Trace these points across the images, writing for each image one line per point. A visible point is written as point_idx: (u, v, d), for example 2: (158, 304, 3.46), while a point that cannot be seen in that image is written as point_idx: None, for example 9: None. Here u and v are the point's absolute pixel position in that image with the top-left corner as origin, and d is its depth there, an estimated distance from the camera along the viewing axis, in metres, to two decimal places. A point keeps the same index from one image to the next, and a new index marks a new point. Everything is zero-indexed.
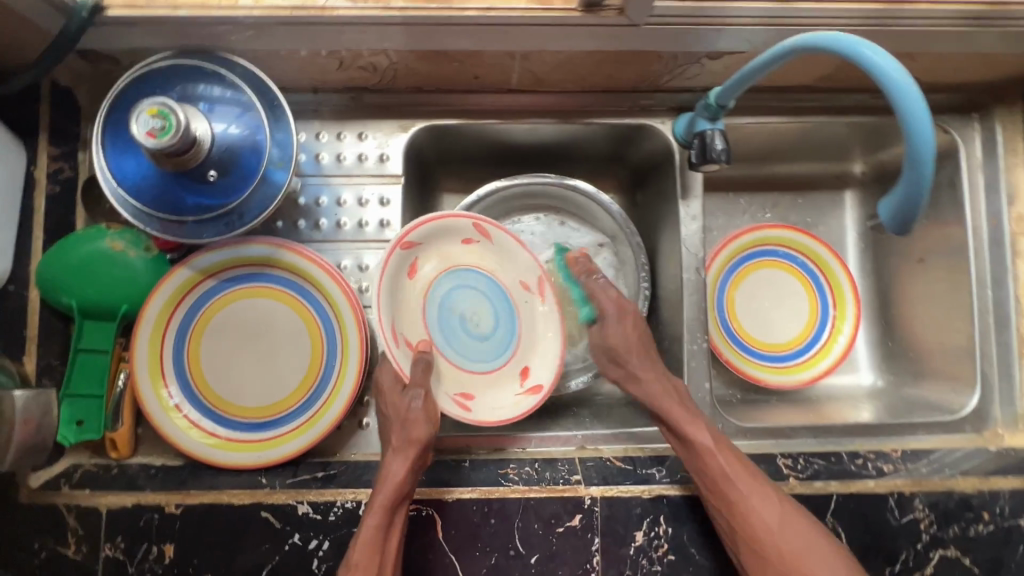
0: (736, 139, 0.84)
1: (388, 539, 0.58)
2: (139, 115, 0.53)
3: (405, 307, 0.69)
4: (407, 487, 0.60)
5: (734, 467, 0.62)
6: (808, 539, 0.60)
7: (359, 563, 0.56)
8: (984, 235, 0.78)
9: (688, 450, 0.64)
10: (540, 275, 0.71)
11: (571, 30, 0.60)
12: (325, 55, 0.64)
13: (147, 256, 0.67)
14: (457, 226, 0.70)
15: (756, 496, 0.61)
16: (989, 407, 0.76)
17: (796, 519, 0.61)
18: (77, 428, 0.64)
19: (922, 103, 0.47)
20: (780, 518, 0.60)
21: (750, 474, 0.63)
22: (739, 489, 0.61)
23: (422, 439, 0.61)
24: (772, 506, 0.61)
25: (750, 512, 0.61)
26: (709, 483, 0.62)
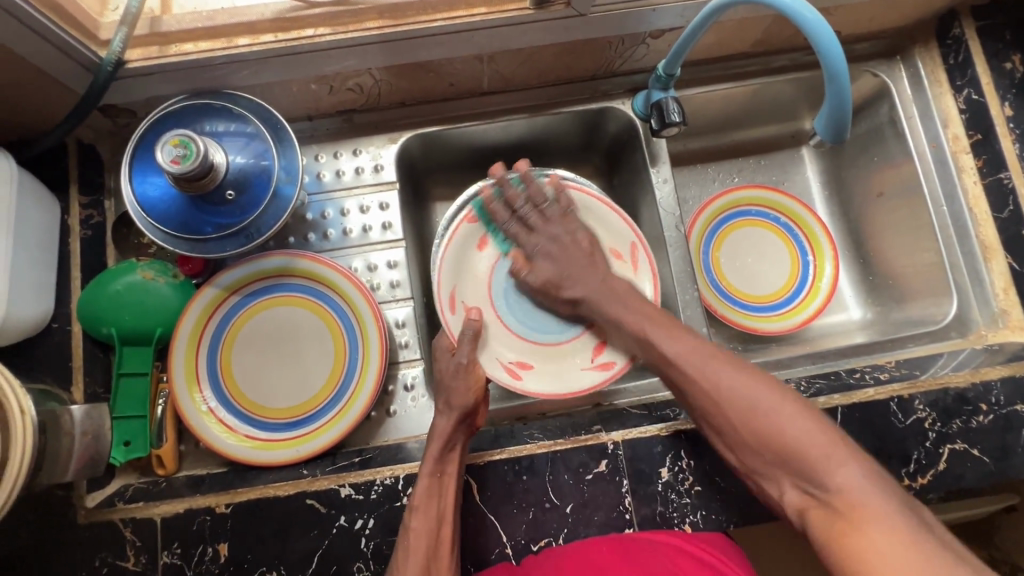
0: (692, 112, 0.93)
1: (443, 485, 0.64)
2: (163, 147, 0.61)
3: (473, 276, 0.80)
4: (455, 440, 0.67)
5: (705, 361, 0.62)
6: (792, 418, 0.55)
7: (419, 505, 0.62)
8: (929, 158, 0.85)
9: (654, 353, 0.66)
10: (633, 242, 0.80)
11: (528, 26, 0.69)
12: (317, 82, 0.73)
13: (175, 282, 0.74)
14: (543, 195, 0.82)
15: (737, 386, 0.59)
16: (968, 312, 0.81)
17: (787, 396, 0.58)
18: (125, 448, 0.68)
19: (825, 28, 0.56)
20: (766, 405, 0.57)
21: (725, 362, 0.61)
22: (708, 375, 0.61)
23: (466, 402, 0.68)
24: (754, 391, 0.58)
25: (727, 398, 0.59)
26: (681, 382, 0.63)
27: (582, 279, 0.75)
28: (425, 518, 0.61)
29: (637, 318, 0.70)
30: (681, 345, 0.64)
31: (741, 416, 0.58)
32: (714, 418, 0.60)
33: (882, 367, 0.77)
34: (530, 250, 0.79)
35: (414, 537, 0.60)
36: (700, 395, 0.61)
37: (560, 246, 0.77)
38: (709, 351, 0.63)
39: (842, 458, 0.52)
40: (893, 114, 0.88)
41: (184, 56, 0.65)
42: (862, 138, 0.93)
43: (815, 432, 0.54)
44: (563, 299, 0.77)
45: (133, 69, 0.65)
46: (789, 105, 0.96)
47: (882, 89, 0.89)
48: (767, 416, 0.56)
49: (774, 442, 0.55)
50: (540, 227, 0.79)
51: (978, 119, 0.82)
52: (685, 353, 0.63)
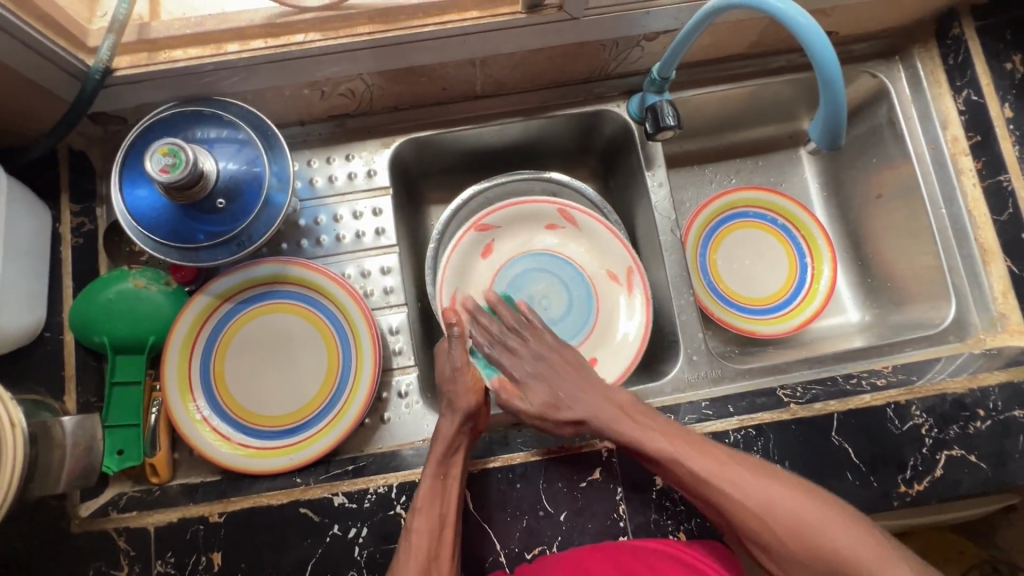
0: (689, 113, 0.92)
1: (446, 488, 0.63)
2: (152, 155, 0.60)
3: (474, 282, 0.82)
4: (461, 442, 0.66)
5: (729, 471, 0.59)
6: (835, 526, 0.55)
7: (423, 507, 0.62)
8: (928, 160, 0.84)
9: (672, 470, 0.61)
10: (630, 266, 0.81)
11: (520, 30, 0.68)
12: (308, 87, 0.72)
13: (168, 290, 0.74)
14: (545, 212, 0.83)
15: (763, 488, 0.58)
16: (967, 315, 0.81)
17: (813, 504, 0.57)
18: (119, 457, 0.68)
19: (818, 34, 0.56)
20: (801, 511, 0.56)
21: (747, 469, 0.60)
22: (726, 474, 0.59)
23: (469, 406, 0.67)
24: (786, 500, 0.57)
25: (763, 509, 0.57)
26: (708, 495, 0.60)
27: (580, 401, 0.67)
28: (428, 519, 0.61)
29: (636, 429, 0.64)
30: (706, 460, 0.60)
31: (784, 528, 0.56)
32: (757, 536, 0.57)
33: (879, 372, 0.76)
34: (519, 374, 0.71)
35: (416, 537, 0.60)
36: (729, 505, 0.58)
37: (548, 364, 0.71)
38: (735, 461, 0.60)
39: (890, 565, 0.52)
40: (892, 115, 0.87)
41: (173, 63, 0.64)
42: (861, 139, 0.92)
43: (862, 539, 0.54)
44: (564, 422, 0.67)
45: (122, 77, 0.64)
46: (787, 105, 0.96)
47: (880, 90, 0.88)
48: (811, 526, 0.55)
49: (823, 553, 0.54)
50: (528, 343, 0.73)
51: (977, 120, 0.81)
52: (709, 465, 0.60)
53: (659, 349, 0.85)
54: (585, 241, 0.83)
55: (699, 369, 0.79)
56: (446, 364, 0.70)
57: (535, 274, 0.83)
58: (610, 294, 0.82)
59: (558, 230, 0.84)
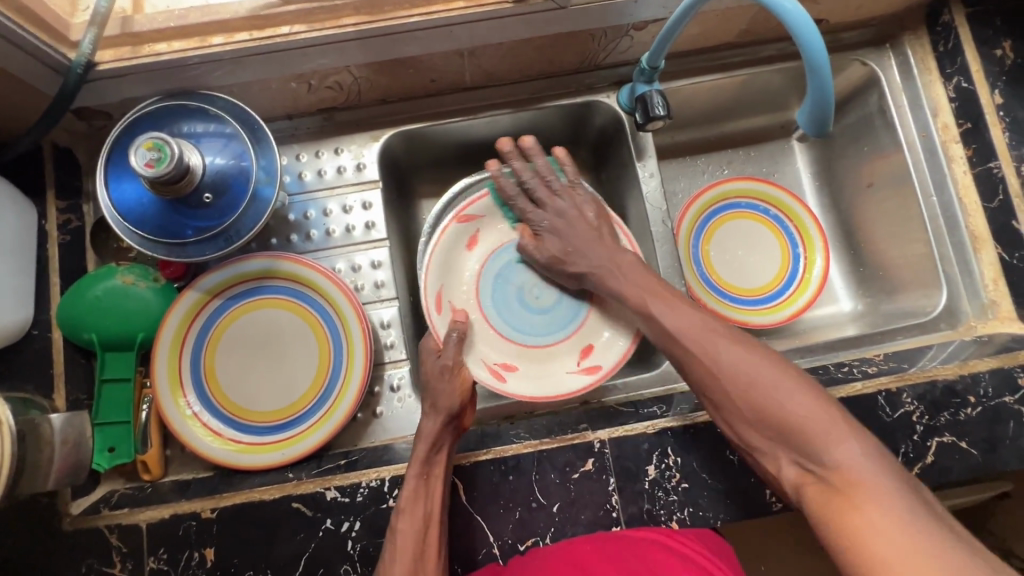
0: (679, 104, 0.92)
1: (430, 488, 0.63)
2: (137, 150, 0.60)
3: (463, 277, 0.80)
4: (442, 441, 0.66)
5: (703, 333, 0.61)
6: (779, 386, 0.54)
7: (406, 507, 0.62)
8: (919, 148, 0.84)
9: (654, 326, 0.67)
10: (620, 246, 0.79)
11: (508, 20, 0.68)
12: (295, 80, 0.72)
13: (156, 286, 0.73)
14: (518, 202, 0.80)
15: (734, 360, 0.58)
16: (958, 303, 0.81)
17: (771, 363, 0.57)
18: (110, 455, 0.68)
19: (805, 19, 0.55)
20: (752, 371, 0.57)
21: (727, 338, 0.60)
22: (694, 336, 0.62)
23: (452, 406, 0.68)
24: (742, 363, 0.57)
25: (726, 372, 0.58)
26: (685, 361, 0.62)
27: (590, 252, 0.74)
28: (411, 519, 0.61)
29: (631, 286, 0.71)
30: (667, 310, 0.66)
31: (741, 388, 0.56)
32: (715, 396, 0.59)
33: (870, 361, 0.76)
34: (540, 226, 0.78)
35: (400, 536, 0.60)
36: (696, 367, 0.61)
37: (566, 220, 0.77)
38: (694, 313, 0.64)
39: (841, 434, 0.50)
40: (883, 103, 0.86)
41: (157, 57, 0.64)
42: (852, 128, 0.92)
43: (816, 409, 0.52)
44: (569, 271, 0.76)
45: (104, 71, 0.63)
46: (779, 95, 0.95)
47: (871, 77, 0.87)
48: (767, 392, 0.55)
49: (771, 417, 0.54)
50: (547, 200, 0.78)
51: (968, 107, 0.81)
52: (681, 324, 0.64)
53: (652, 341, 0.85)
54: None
55: None
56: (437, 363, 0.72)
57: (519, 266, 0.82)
58: None
59: None
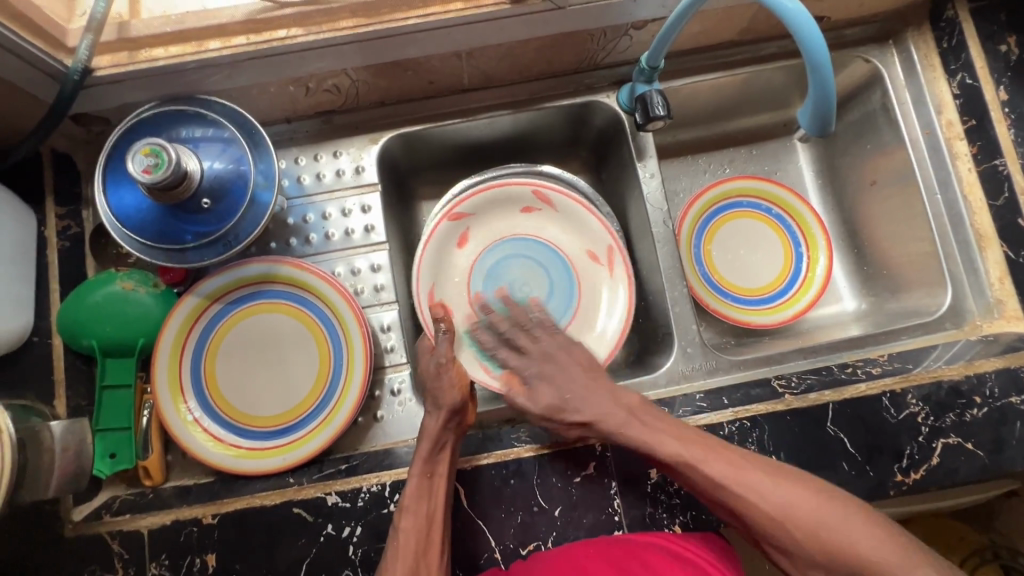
0: (680, 103, 0.91)
1: (434, 488, 0.63)
2: (134, 156, 0.60)
3: (454, 274, 0.81)
4: (446, 439, 0.65)
5: (745, 474, 0.57)
6: (822, 514, 0.54)
7: (410, 507, 0.62)
8: (923, 146, 0.83)
9: (688, 476, 0.60)
10: (609, 245, 0.81)
11: (505, 21, 0.67)
12: (293, 84, 0.72)
13: (156, 291, 0.73)
14: (520, 195, 0.83)
15: (782, 494, 0.56)
16: (963, 302, 0.80)
17: (809, 492, 0.56)
18: (111, 461, 0.68)
19: (805, 18, 0.54)
20: (796, 503, 0.55)
21: (763, 472, 0.58)
22: (726, 474, 0.58)
23: (454, 401, 0.66)
24: (777, 493, 0.56)
25: (783, 513, 0.55)
26: (727, 502, 0.58)
27: (586, 402, 0.65)
28: (414, 519, 0.61)
29: (649, 432, 0.62)
30: (684, 446, 0.60)
31: (802, 529, 0.54)
32: (774, 536, 0.55)
33: (874, 361, 0.76)
34: (525, 373, 0.72)
35: (404, 534, 0.60)
36: (749, 511, 0.56)
37: (556, 367, 0.70)
38: (709, 445, 0.60)
39: (912, 564, 0.50)
40: (886, 100, 0.85)
41: (154, 62, 0.63)
42: (856, 125, 0.91)
43: (878, 539, 0.52)
44: (569, 424, 0.66)
45: (101, 76, 0.63)
46: (781, 92, 0.94)
47: (874, 74, 0.86)
48: (831, 529, 0.53)
49: (843, 555, 0.52)
50: (546, 338, 0.74)
51: (973, 103, 0.80)
52: (725, 471, 0.58)
53: (653, 342, 0.84)
54: (562, 222, 0.83)
55: (694, 361, 0.78)
56: (433, 363, 0.70)
57: (511, 262, 0.83)
58: (591, 275, 0.83)
59: (535, 212, 0.84)
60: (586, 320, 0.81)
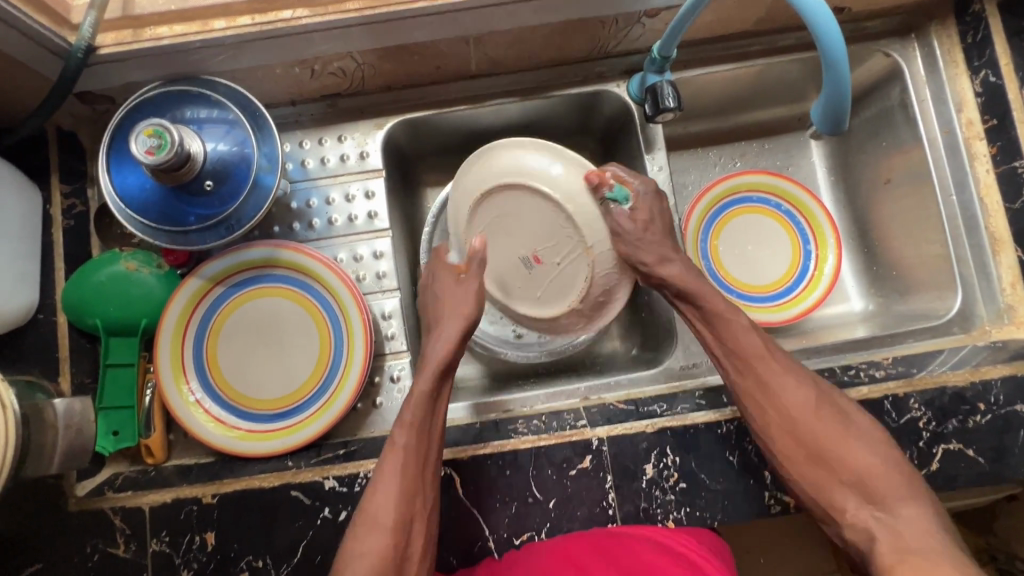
0: (692, 94, 0.89)
1: (433, 408, 0.66)
2: (137, 136, 0.59)
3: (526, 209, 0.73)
4: (451, 363, 0.70)
5: (808, 386, 0.67)
6: (884, 459, 0.63)
7: (411, 422, 0.64)
8: (940, 144, 0.81)
9: (760, 375, 0.68)
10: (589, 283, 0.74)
11: (514, 7, 0.66)
12: (298, 66, 0.70)
13: (160, 272, 0.73)
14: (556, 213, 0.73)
15: (836, 416, 0.65)
16: (973, 306, 0.78)
17: (880, 446, 0.64)
18: (114, 438, 0.69)
19: (824, 11, 0.51)
20: (863, 437, 0.64)
21: (817, 390, 0.67)
22: (826, 413, 0.65)
23: (473, 312, 0.72)
24: (863, 429, 0.64)
25: (835, 426, 0.64)
26: (785, 401, 0.66)
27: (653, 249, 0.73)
28: (415, 434, 0.63)
29: (738, 333, 0.70)
30: (791, 376, 0.68)
31: (846, 445, 0.64)
32: (820, 447, 0.64)
33: (879, 364, 0.74)
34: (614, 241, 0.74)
35: (400, 451, 0.63)
36: (805, 416, 0.65)
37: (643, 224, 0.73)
38: (809, 384, 0.67)
39: (908, 495, 0.61)
40: (905, 96, 0.83)
41: (159, 41, 0.63)
42: (872, 120, 0.89)
43: (899, 476, 0.62)
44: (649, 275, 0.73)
45: (105, 55, 0.63)
46: (796, 85, 0.92)
47: (894, 69, 0.84)
48: (868, 453, 0.63)
49: (863, 471, 0.63)
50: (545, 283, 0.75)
51: (995, 102, 0.77)
52: (791, 378, 0.67)
53: (654, 336, 0.84)
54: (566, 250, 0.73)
55: (696, 358, 0.78)
56: (475, 283, 0.73)
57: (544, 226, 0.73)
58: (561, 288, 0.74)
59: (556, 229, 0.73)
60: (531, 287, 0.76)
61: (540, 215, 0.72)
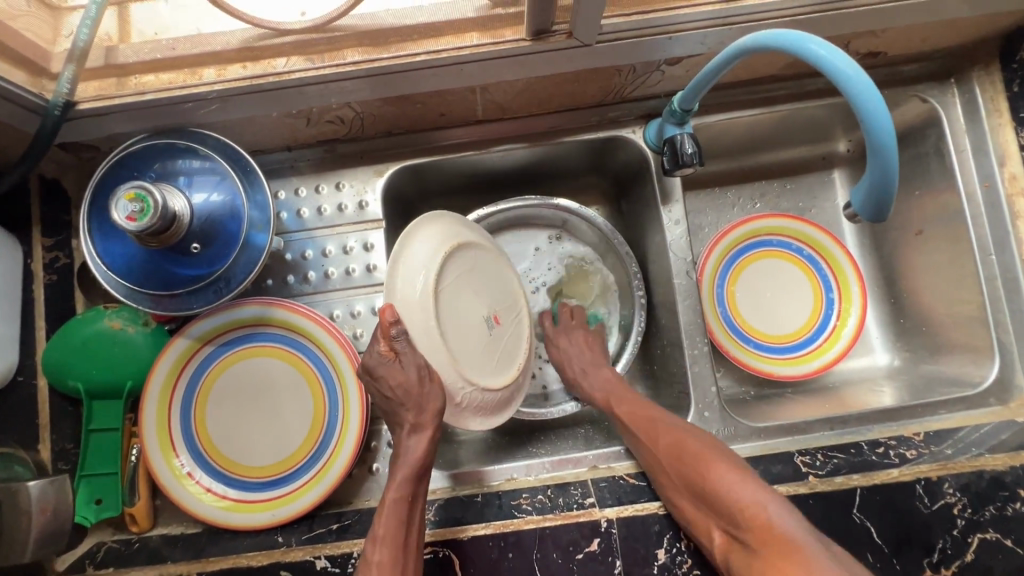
0: (712, 137, 0.84)
1: (410, 513, 0.60)
2: (118, 201, 0.55)
3: (489, 269, 0.69)
4: (429, 460, 0.63)
5: (643, 409, 0.70)
6: (715, 464, 0.60)
7: (385, 536, 0.59)
8: (979, 199, 0.75)
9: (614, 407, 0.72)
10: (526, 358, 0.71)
11: (525, 58, 0.61)
12: (294, 115, 0.66)
13: (146, 330, 0.69)
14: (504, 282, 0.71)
15: (677, 431, 0.65)
16: (1011, 375, 0.73)
17: (711, 449, 0.63)
18: (96, 507, 0.65)
19: (872, 94, 0.46)
20: (696, 445, 0.63)
21: (657, 413, 0.69)
22: (662, 435, 0.66)
23: (436, 411, 0.61)
24: (695, 437, 0.64)
25: (678, 444, 0.64)
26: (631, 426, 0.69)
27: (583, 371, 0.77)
28: (391, 551, 0.57)
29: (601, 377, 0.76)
30: (630, 403, 0.71)
31: (685, 457, 0.62)
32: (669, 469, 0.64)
33: (909, 441, 0.69)
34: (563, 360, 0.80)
35: (375, 569, 0.57)
36: (648, 439, 0.67)
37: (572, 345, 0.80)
38: (644, 406, 0.71)
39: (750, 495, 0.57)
40: (942, 145, 0.77)
41: (142, 95, 0.60)
42: (904, 167, 0.83)
43: (740, 481, 0.58)
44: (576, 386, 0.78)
45: (85, 110, 0.60)
46: (823, 127, 0.87)
47: (931, 116, 0.78)
48: (707, 460, 0.61)
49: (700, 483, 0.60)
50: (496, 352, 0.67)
51: None
52: (630, 406, 0.71)
53: (667, 396, 0.80)
54: (514, 319, 0.70)
55: (712, 426, 0.73)
56: (411, 370, 0.60)
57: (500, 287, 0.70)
58: (508, 353, 0.68)
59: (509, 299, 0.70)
60: (479, 349, 0.64)
61: (499, 281, 0.70)
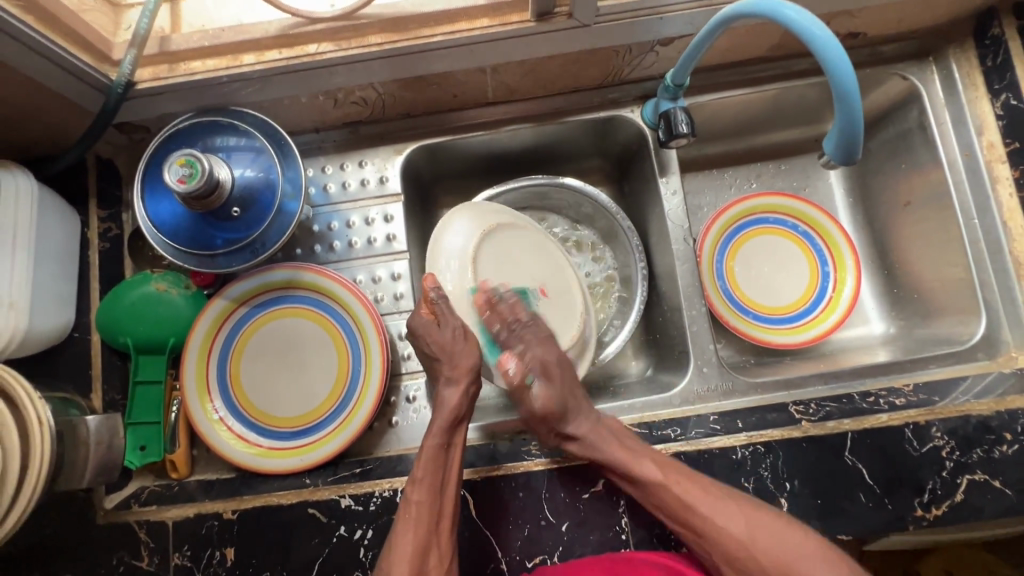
0: (707, 118, 0.90)
1: (449, 459, 0.66)
2: (171, 166, 0.63)
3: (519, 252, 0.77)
4: (463, 412, 0.68)
5: (704, 499, 0.62)
6: (810, 559, 0.58)
7: (424, 478, 0.64)
8: (961, 168, 0.80)
9: (655, 496, 0.63)
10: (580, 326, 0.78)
11: (530, 39, 0.68)
12: (323, 97, 0.74)
13: (187, 293, 0.77)
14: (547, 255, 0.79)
15: (750, 525, 0.60)
16: (998, 332, 0.77)
17: (799, 544, 0.59)
18: (141, 453, 0.71)
19: (835, 46, 0.52)
20: (777, 541, 0.59)
21: (708, 492, 0.62)
22: (732, 522, 0.61)
23: (470, 368, 0.70)
24: (775, 530, 0.60)
25: (748, 539, 0.60)
26: (691, 522, 0.62)
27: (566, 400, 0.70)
28: (428, 490, 0.63)
29: (628, 454, 0.66)
30: (688, 487, 0.63)
31: (765, 553, 0.59)
32: (748, 556, 0.60)
33: (899, 391, 0.73)
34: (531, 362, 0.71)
35: (414, 507, 0.62)
36: (715, 532, 0.61)
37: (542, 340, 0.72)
38: (702, 489, 0.63)
39: None
40: (924, 119, 0.83)
41: (191, 75, 0.67)
42: (890, 143, 0.88)
43: (835, 568, 0.58)
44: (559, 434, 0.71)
45: (143, 89, 0.67)
46: (812, 108, 0.92)
47: (912, 92, 0.83)
48: (791, 557, 0.58)
49: None
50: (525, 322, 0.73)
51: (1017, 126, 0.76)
52: (681, 491, 0.62)
53: (668, 358, 0.84)
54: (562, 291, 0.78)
55: (710, 382, 0.77)
56: (448, 331, 0.70)
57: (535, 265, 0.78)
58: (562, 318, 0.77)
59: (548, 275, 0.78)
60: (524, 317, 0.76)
61: (539, 258, 0.78)
